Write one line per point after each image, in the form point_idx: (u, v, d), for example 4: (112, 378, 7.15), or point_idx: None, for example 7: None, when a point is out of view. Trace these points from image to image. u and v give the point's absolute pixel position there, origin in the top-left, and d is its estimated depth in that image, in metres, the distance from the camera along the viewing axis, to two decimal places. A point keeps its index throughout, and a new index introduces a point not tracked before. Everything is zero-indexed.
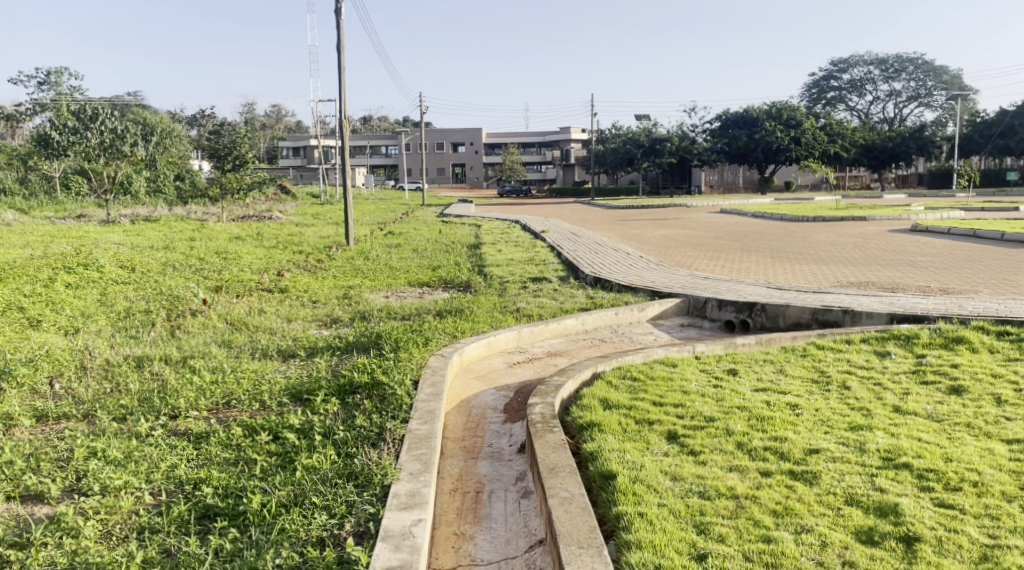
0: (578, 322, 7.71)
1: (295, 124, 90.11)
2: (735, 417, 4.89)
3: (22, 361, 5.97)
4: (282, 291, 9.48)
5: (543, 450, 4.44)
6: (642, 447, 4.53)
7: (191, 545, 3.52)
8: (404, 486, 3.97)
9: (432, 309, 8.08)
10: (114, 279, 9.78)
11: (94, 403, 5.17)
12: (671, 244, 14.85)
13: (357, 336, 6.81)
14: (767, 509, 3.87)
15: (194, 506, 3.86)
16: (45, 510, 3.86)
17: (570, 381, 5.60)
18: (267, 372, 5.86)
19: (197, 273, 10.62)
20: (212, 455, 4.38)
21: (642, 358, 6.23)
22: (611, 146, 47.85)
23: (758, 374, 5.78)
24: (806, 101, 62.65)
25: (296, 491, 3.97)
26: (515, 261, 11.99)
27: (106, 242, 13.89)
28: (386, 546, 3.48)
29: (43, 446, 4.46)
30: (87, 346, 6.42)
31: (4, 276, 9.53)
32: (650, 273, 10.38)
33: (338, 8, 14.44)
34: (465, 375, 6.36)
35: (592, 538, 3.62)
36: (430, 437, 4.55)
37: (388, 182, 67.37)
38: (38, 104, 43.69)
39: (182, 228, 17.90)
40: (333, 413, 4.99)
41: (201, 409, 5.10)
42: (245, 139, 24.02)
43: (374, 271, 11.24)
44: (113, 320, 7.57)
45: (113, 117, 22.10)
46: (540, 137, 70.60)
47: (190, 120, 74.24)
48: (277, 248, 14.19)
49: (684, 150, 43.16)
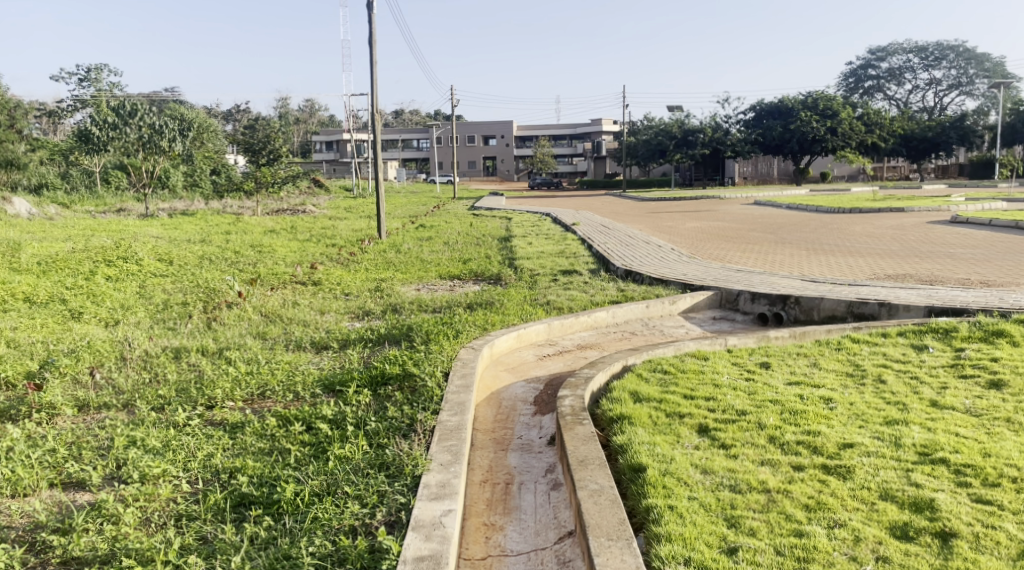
0: (608, 315, 7.69)
1: (329, 119, 90.65)
2: (768, 411, 4.86)
3: (64, 352, 6.10)
4: (315, 284, 9.57)
5: (573, 443, 4.45)
6: (673, 440, 4.51)
7: (227, 533, 3.58)
8: (435, 477, 4.02)
9: (463, 301, 8.11)
10: (152, 272, 9.93)
11: (133, 393, 5.29)
12: (704, 235, 14.71)
13: (387, 328, 6.85)
14: (799, 504, 3.84)
15: (230, 494, 3.93)
16: (86, 497, 3.95)
17: (600, 373, 5.59)
18: (301, 364, 5.93)
19: (232, 266, 10.77)
20: (247, 444, 4.45)
21: (673, 351, 6.19)
22: (644, 137, 47.61)
23: (791, 367, 5.72)
24: (843, 91, 61.67)
25: (328, 480, 4.03)
26: (545, 254, 11.97)
27: (144, 236, 14.10)
28: (416, 536, 3.53)
29: (84, 435, 4.57)
30: (127, 338, 6.53)
31: (47, 269, 9.73)
32: (682, 266, 10.31)
33: (370, 3, 14.51)
34: (495, 367, 6.38)
35: (622, 530, 3.63)
36: (460, 429, 4.58)
37: (419, 175, 67.53)
38: (80, 100, 44.20)
39: (218, 222, 18.21)
40: (364, 404, 5.04)
41: (237, 399, 5.20)
42: (279, 134, 24.38)
43: (404, 264, 11.27)
44: (152, 313, 7.70)
45: (153, 113, 22.54)
46: (572, 129, 70.26)
47: (227, 114, 75.03)
48: (310, 242, 14.33)
49: (717, 141, 42.74)
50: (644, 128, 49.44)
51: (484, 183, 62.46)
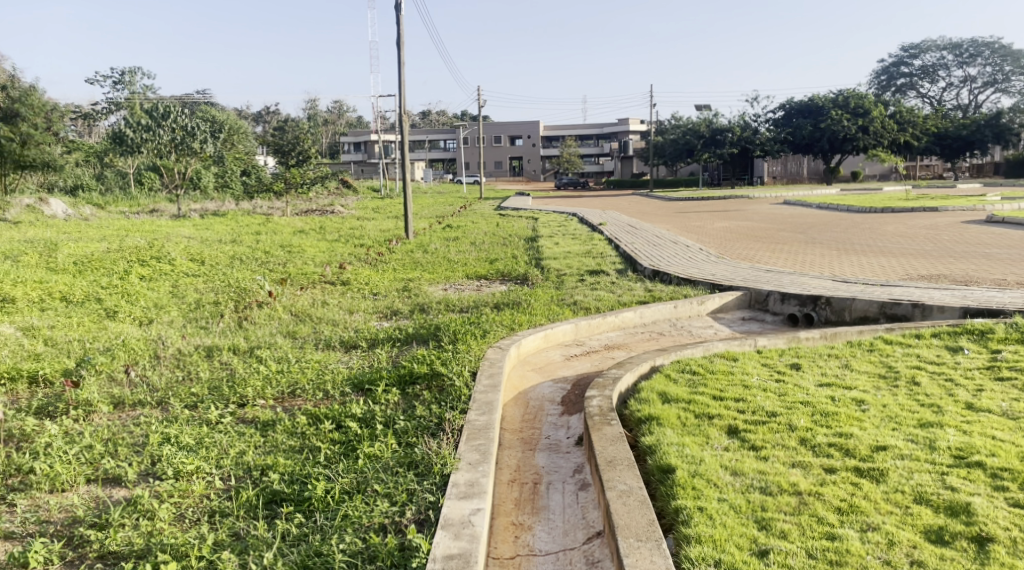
0: (636, 315, 7.66)
1: (357, 120, 91.31)
2: (799, 412, 4.81)
3: (100, 350, 6.21)
4: (344, 284, 9.64)
5: (601, 443, 4.44)
6: (702, 441, 4.49)
7: (259, 529, 3.63)
8: (463, 476, 4.04)
9: (490, 301, 8.14)
10: (184, 272, 10.07)
11: (167, 391, 5.36)
12: (732, 235, 14.61)
13: (415, 328, 6.89)
14: (831, 506, 3.80)
15: (262, 491, 3.98)
16: (122, 493, 4.01)
17: (628, 373, 5.58)
18: (330, 363, 5.97)
19: (263, 266, 10.89)
20: (279, 442, 4.50)
21: (702, 351, 6.15)
22: (672, 136, 47.35)
23: (822, 369, 5.66)
24: (874, 89, 60.87)
25: (358, 478, 4.06)
26: (572, 254, 11.96)
27: (176, 236, 14.32)
28: (445, 534, 3.55)
29: (120, 431, 4.64)
30: (161, 336, 6.63)
31: (83, 269, 9.91)
32: (710, 266, 10.25)
33: (399, 4, 14.60)
34: (522, 367, 6.39)
35: (651, 531, 3.61)
36: (488, 428, 4.59)
37: (446, 176, 67.78)
38: (113, 103, 44.89)
39: (248, 223, 18.44)
40: (393, 403, 5.07)
41: (268, 397, 5.25)
42: (308, 135, 24.62)
43: (430, 264, 11.32)
44: (185, 312, 7.81)
45: (185, 115, 22.86)
46: (598, 129, 70.06)
47: (257, 116, 75.87)
48: (339, 242, 14.45)
49: (746, 140, 42.26)
50: (672, 127, 49.18)
51: (511, 183, 62.53)
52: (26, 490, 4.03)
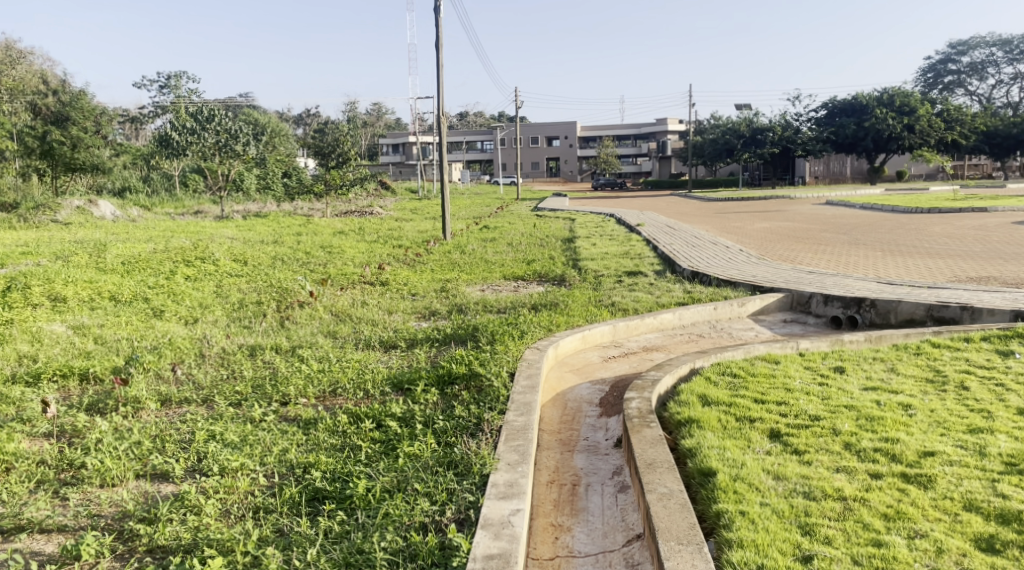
0: (675, 317, 7.60)
1: (396, 122, 92.08)
2: (842, 417, 4.73)
3: (148, 349, 6.35)
4: (383, 284, 9.73)
5: (641, 445, 4.41)
6: (743, 444, 4.44)
7: (302, 526, 3.68)
8: (502, 477, 4.04)
9: (528, 302, 8.14)
10: (227, 272, 10.24)
11: (212, 389, 5.46)
12: (772, 237, 14.43)
13: (453, 328, 6.92)
14: (877, 512, 3.74)
15: (305, 488, 4.03)
16: (170, 488, 4.10)
17: (667, 376, 5.54)
18: (370, 362, 6.03)
19: (304, 266, 11.04)
20: (320, 440, 4.56)
21: (743, 354, 6.09)
22: (712, 136, 46.94)
23: (867, 372, 5.57)
24: (920, 86, 59.63)
25: (398, 477, 4.09)
26: (610, 255, 11.92)
27: (221, 237, 14.56)
28: (485, 534, 3.57)
29: (167, 428, 4.73)
30: (205, 335, 6.76)
31: (130, 269, 10.14)
32: (751, 268, 10.14)
33: (437, 6, 14.69)
34: (560, 368, 6.39)
35: (692, 534, 3.59)
36: (527, 429, 4.60)
37: (484, 178, 67.99)
38: (159, 107, 45.81)
39: (290, 224, 18.66)
40: (432, 403, 5.10)
41: (310, 396, 5.32)
42: (348, 137, 24.93)
43: (469, 264, 11.39)
44: (229, 311, 7.96)
45: (228, 118, 23.24)
46: (636, 129, 69.68)
47: (298, 119, 76.91)
48: (378, 243, 14.57)
49: (787, 139, 41.61)
50: (711, 127, 48.75)
51: (549, 184, 62.51)
52: (78, 484, 4.13)
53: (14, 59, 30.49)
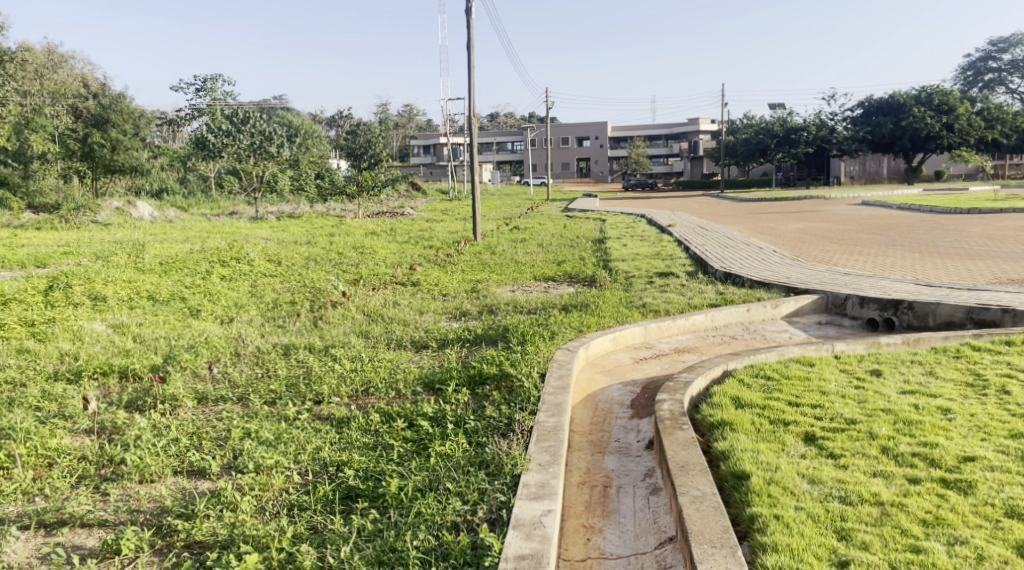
0: (707, 318, 7.55)
1: (427, 123, 92.51)
2: (879, 420, 4.66)
3: (185, 348, 6.44)
4: (414, 284, 9.80)
5: (673, 447, 4.39)
6: (777, 448, 4.40)
7: (336, 523, 3.71)
8: (534, 477, 4.05)
9: (558, 303, 8.13)
10: (261, 272, 10.36)
11: (247, 387, 5.53)
12: (807, 238, 14.26)
13: (484, 329, 6.94)
14: (915, 518, 3.68)
15: (338, 486, 4.07)
16: (206, 485, 4.16)
17: (700, 378, 5.50)
18: (401, 362, 6.07)
19: (337, 266, 11.15)
20: (353, 439, 4.59)
21: (776, 356, 6.02)
22: (745, 135, 46.52)
23: (904, 375, 5.48)
24: (959, 84, 58.54)
25: (430, 476, 4.11)
26: (641, 256, 11.87)
27: (255, 238, 14.75)
28: (517, 535, 3.57)
29: (204, 426, 4.80)
30: (240, 334, 6.86)
31: (168, 269, 10.31)
32: (785, 269, 10.03)
33: (469, 8, 14.73)
34: (591, 369, 6.37)
35: (726, 538, 3.56)
36: (558, 430, 4.59)
37: (514, 179, 68.07)
38: (195, 110, 46.52)
39: (322, 225, 18.82)
40: (463, 403, 5.12)
41: (343, 395, 5.36)
42: (380, 139, 25.11)
43: (500, 265, 11.41)
44: (263, 311, 8.05)
45: (262, 119, 23.51)
46: (668, 128, 69.28)
47: (330, 120, 77.60)
48: (409, 244, 14.65)
49: (822, 139, 41.07)
50: (744, 127, 48.29)
51: (579, 184, 62.37)
52: (118, 479, 4.20)
53: (55, 62, 31.17)
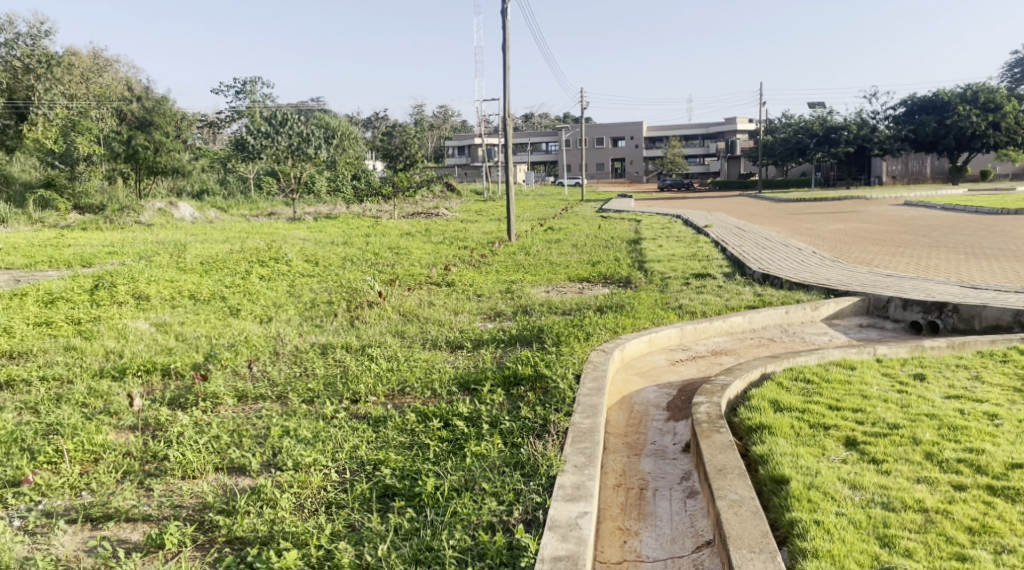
0: (744, 320, 7.47)
1: (462, 124, 92.81)
2: (923, 425, 4.57)
3: (225, 346, 6.54)
4: (449, 285, 9.85)
5: (710, 451, 4.34)
6: (817, 452, 4.33)
7: (373, 522, 3.74)
8: (569, 479, 4.04)
9: (594, 304, 8.09)
10: (299, 272, 10.49)
11: (285, 386, 5.59)
12: (847, 239, 14.05)
13: (518, 329, 6.95)
14: (961, 526, 3.61)
15: (375, 485, 4.10)
16: (247, 481, 4.21)
17: (737, 380, 5.43)
18: (437, 362, 6.09)
19: (373, 267, 11.25)
20: (390, 438, 4.62)
21: (816, 359, 5.93)
22: (783, 135, 45.95)
23: (949, 379, 5.37)
24: (1006, 81, 57.18)
25: (466, 475, 4.12)
26: (677, 257, 11.78)
27: (293, 238, 14.95)
28: (553, 536, 3.57)
29: (244, 423, 4.86)
30: (279, 334, 6.94)
31: (208, 268, 10.49)
32: (825, 270, 9.88)
33: (504, 10, 14.76)
34: (626, 371, 6.33)
35: (765, 543, 3.51)
36: (594, 431, 4.57)
37: (548, 179, 68.05)
38: (235, 112, 47.24)
39: (358, 226, 19.00)
40: (498, 403, 5.12)
41: (379, 394, 5.39)
42: (415, 140, 25.26)
43: (534, 265, 11.41)
44: (301, 310, 8.15)
45: (300, 121, 23.79)
46: (704, 128, 68.70)
47: (367, 122, 78.26)
48: (445, 244, 14.71)
49: (863, 138, 40.41)
50: (782, 126, 47.69)
51: (614, 185, 62.11)
52: (162, 475, 4.28)
53: (101, 66, 31.87)
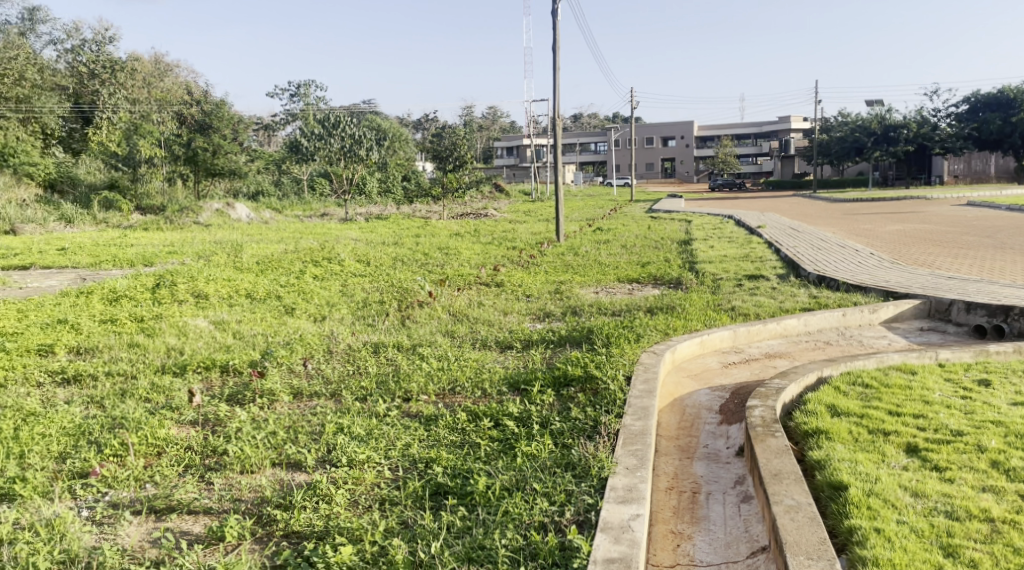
0: (799, 323, 7.33)
1: (511, 125, 93.00)
2: (988, 432, 4.43)
3: (281, 344, 6.66)
4: (498, 285, 9.88)
5: (765, 455, 4.27)
6: (877, 458, 4.22)
7: (426, 519, 3.77)
8: (621, 481, 4.01)
9: (644, 305, 8.03)
10: (351, 272, 10.62)
11: (339, 383, 5.67)
12: (907, 239, 13.69)
13: (568, 330, 6.94)
14: None
15: (427, 483, 4.13)
16: (302, 477, 4.29)
17: (793, 384, 5.34)
18: (487, 362, 6.11)
19: (423, 267, 11.34)
20: (441, 436, 4.65)
21: (875, 363, 5.79)
22: (839, 134, 44.98)
23: (1016, 386, 5.19)
24: None
25: (517, 475, 4.12)
26: (729, 258, 11.61)
27: (344, 238, 15.14)
28: (605, 537, 3.55)
29: (300, 420, 4.94)
30: (333, 332, 7.03)
31: (263, 268, 10.69)
32: (883, 272, 9.64)
33: (555, 10, 14.73)
34: (678, 373, 6.27)
35: (823, 550, 3.44)
36: (645, 434, 4.54)
37: (597, 179, 67.77)
38: (289, 114, 48.06)
39: (409, 226, 19.16)
40: (548, 404, 5.12)
41: (430, 393, 5.43)
42: (465, 141, 25.39)
43: (584, 266, 11.38)
44: (353, 310, 8.24)
45: (353, 123, 24.11)
46: (757, 127, 67.74)
47: (417, 123, 78.93)
48: (494, 244, 14.76)
49: (924, 136, 39.38)
50: (838, 124, 46.71)
51: (664, 185, 61.59)
52: (222, 469, 4.37)
53: (162, 71, 32.72)
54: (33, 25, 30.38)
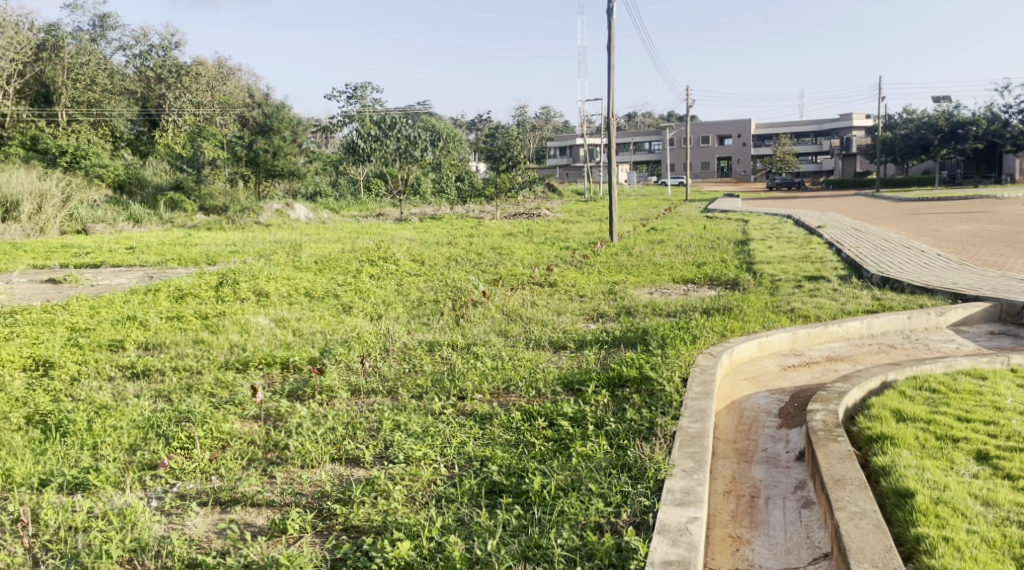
0: (862, 325, 7.15)
1: (565, 125, 92.76)
2: None
3: (338, 342, 6.76)
4: (552, 284, 9.86)
5: (828, 460, 4.18)
6: (945, 465, 4.09)
7: (482, 517, 3.78)
8: (678, 483, 3.97)
9: (700, 306, 7.92)
10: (406, 271, 10.73)
11: (396, 381, 5.73)
12: (976, 240, 13.24)
13: (623, 331, 6.89)
14: None
15: (483, 481, 4.14)
16: (361, 472, 4.35)
17: (856, 388, 5.20)
18: (541, 362, 6.10)
19: (476, 266, 11.38)
20: (496, 435, 4.66)
21: (943, 367, 5.61)
22: (903, 131, 43.73)
23: None
24: None
25: (572, 476, 4.11)
26: (787, 258, 11.39)
27: (399, 238, 15.30)
28: (663, 540, 3.51)
29: (358, 416, 5.01)
30: (389, 331, 7.10)
31: (320, 267, 10.87)
32: (950, 273, 9.34)
33: (610, 9, 14.66)
34: (735, 376, 6.17)
35: (889, 558, 3.35)
36: (702, 436, 4.48)
37: (651, 178, 67.15)
38: (345, 116, 48.71)
39: (462, 226, 19.27)
40: (604, 405, 5.10)
41: (485, 392, 5.45)
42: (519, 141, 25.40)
43: (639, 266, 11.28)
44: (408, 309, 8.32)
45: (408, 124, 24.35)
46: (817, 125, 66.34)
47: (471, 124, 79.32)
48: (547, 244, 14.73)
49: (994, 133, 38.06)
50: (902, 121, 45.43)
51: (721, 184, 60.67)
52: (283, 463, 4.46)
53: (224, 74, 33.50)
54: (103, 31, 31.44)
